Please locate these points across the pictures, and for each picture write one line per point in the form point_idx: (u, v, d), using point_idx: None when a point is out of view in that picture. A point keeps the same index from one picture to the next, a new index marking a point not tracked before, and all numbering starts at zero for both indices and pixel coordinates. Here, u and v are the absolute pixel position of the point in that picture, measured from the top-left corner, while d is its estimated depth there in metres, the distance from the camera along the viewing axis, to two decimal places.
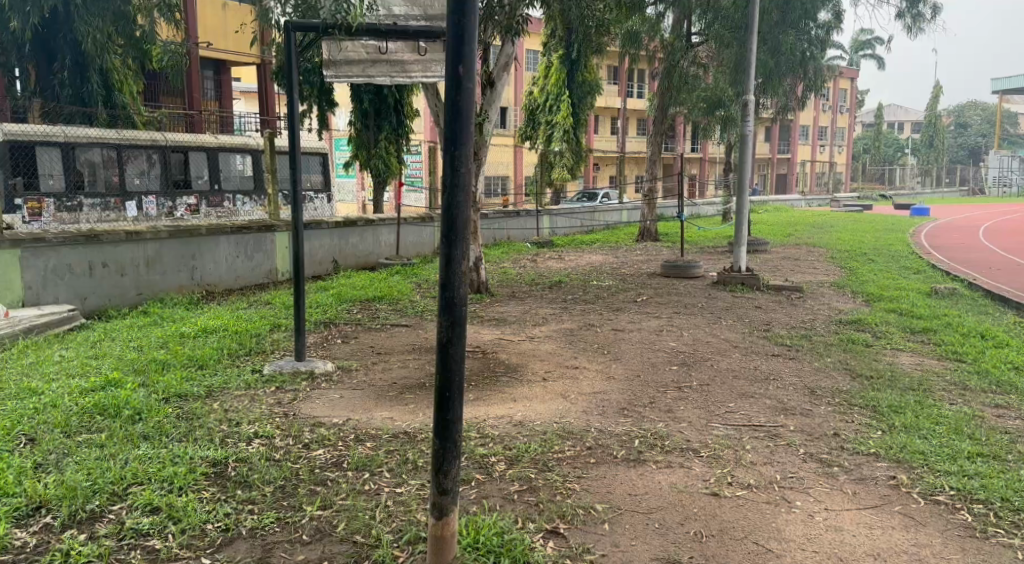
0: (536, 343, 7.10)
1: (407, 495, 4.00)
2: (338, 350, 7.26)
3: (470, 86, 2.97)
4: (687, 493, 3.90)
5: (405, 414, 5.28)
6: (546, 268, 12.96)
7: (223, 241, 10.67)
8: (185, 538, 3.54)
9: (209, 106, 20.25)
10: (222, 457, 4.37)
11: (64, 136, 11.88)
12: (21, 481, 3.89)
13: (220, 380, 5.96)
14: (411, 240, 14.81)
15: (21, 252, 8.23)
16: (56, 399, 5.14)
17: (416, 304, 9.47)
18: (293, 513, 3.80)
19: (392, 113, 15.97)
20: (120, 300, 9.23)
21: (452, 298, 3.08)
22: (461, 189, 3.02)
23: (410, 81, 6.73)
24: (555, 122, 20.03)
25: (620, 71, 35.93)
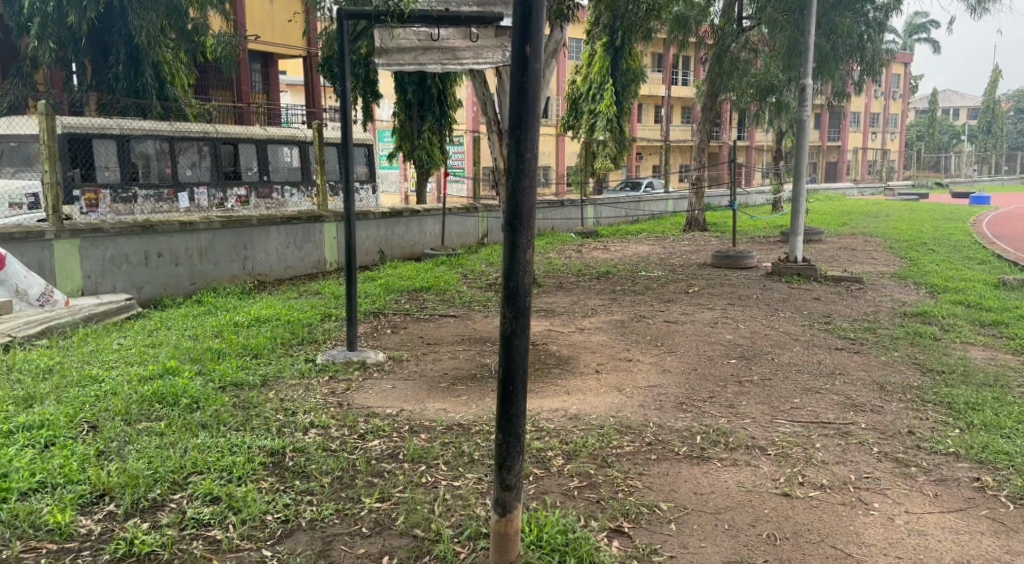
0: (587, 334, 7.00)
1: (465, 488, 3.96)
2: (388, 340, 7.26)
3: (537, 67, 2.88)
4: (756, 493, 3.79)
5: (458, 406, 5.24)
6: (593, 258, 12.82)
7: (274, 232, 10.79)
8: (246, 529, 3.54)
9: (257, 99, 20.52)
10: (280, 447, 4.38)
11: (120, 128, 12.11)
12: (86, 468, 3.95)
13: (275, 369, 6.01)
14: (456, 231, 14.83)
15: (82, 242, 8.41)
16: (117, 387, 5.22)
17: (464, 295, 9.45)
18: (352, 505, 3.79)
19: (436, 104, 16.00)
20: (176, 289, 9.39)
21: (516, 288, 3.01)
22: (526, 175, 2.94)
23: (461, 67, 6.70)
24: (598, 111, 19.94)
25: (665, 59, 35.49)
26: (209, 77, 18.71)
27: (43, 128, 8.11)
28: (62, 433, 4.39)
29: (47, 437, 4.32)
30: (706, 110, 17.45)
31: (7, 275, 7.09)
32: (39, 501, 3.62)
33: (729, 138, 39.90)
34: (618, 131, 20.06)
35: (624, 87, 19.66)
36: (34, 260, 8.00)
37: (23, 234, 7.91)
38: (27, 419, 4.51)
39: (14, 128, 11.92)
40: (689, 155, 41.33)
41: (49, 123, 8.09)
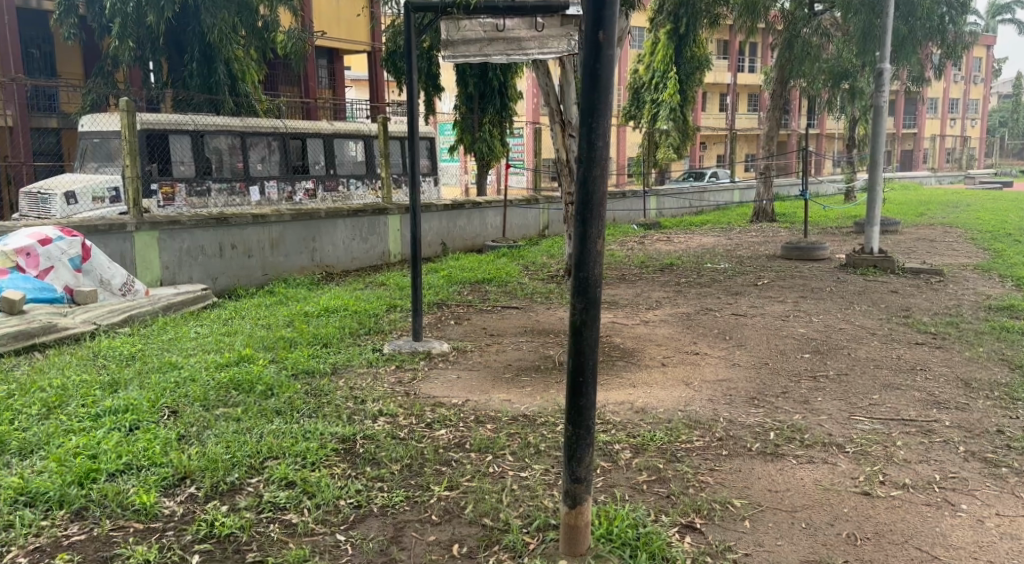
0: (652, 327, 6.91)
1: (532, 480, 3.96)
2: (451, 330, 7.31)
3: (612, 54, 2.84)
4: (834, 491, 3.68)
5: (523, 397, 5.24)
6: (657, 250, 12.66)
7: (341, 224, 10.99)
8: (320, 513, 3.61)
9: (323, 94, 20.88)
10: (351, 434, 4.45)
11: (195, 123, 12.48)
12: (168, 452, 4.09)
13: (344, 357, 6.11)
14: (517, 223, 14.85)
15: (161, 234, 8.70)
16: (195, 374, 5.39)
17: (526, 286, 9.44)
18: (422, 493, 3.83)
19: (497, 96, 16.07)
20: (248, 280, 9.66)
21: (586, 278, 2.98)
22: (598, 163, 2.91)
23: (525, 57, 6.77)
24: (661, 100, 19.64)
25: (731, 46, 34.75)
26: (278, 74, 19.14)
27: (124, 124, 8.41)
28: (145, 417, 4.55)
29: (133, 421, 4.49)
30: (776, 97, 16.98)
31: (93, 266, 7.36)
32: (125, 482, 3.77)
33: (798, 126, 38.85)
34: (682, 121, 19.59)
35: (688, 75, 19.38)
36: (117, 251, 8.30)
37: (107, 227, 8.18)
38: (112, 403, 4.70)
39: (98, 125, 12.42)
40: (756, 144, 40.41)
41: (130, 120, 8.39)
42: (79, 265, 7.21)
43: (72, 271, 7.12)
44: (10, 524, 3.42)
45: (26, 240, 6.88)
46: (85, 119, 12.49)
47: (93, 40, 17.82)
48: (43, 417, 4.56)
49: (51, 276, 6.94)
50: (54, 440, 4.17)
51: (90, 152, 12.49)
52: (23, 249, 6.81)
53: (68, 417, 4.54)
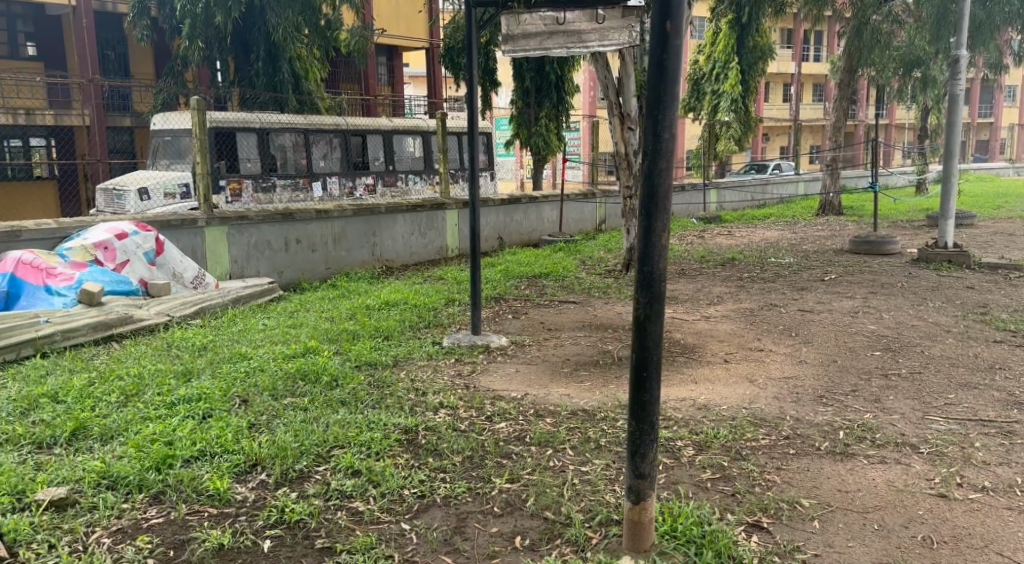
0: (714, 323, 6.80)
1: (594, 474, 3.94)
2: (510, 324, 7.33)
3: (678, 44, 2.80)
4: (908, 492, 3.57)
5: (582, 392, 5.22)
6: (717, 244, 12.45)
7: (401, 219, 11.12)
8: (385, 502, 3.67)
9: (383, 91, 21.15)
10: (413, 425, 4.51)
11: (261, 121, 12.77)
12: (240, 439, 4.20)
13: (404, 350, 6.19)
14: (574, 218, 14.80)
15: (229, 229, 8.94)
16: (264, 364, 5.54)
17: (583, 281, 9.40)
18: (484, 484, 3.86)
19: (554, 90, 15.93)
20: (312, 274, 9.86)
21: (651, 272, 2.94)
22: (663, 155, 2.86)
23: (586, 50, 6.69)
24: (722, 91, 19.34)
25: (796, 35, 33.92)
26: (340, 72, 19.46)
27: (195, 123, 8.66)
28: (217, 406, 4.69)
29: (205, 409, 4.63)
30: (844, 87, 16.52)
31: (167, 260, 7.63)
32: (200, 468, 3.89)
33: (866, 116, 37.73)
34: (743, 112, 19.37)
35: (750, 65, 19.05)
36: (188, 245, 8.55)
37: (179, 222, 8.43)
38: (186, 392, 4.86)
39: (169, 123, 12.82)
40: (821, 136, 39.42)
41: (201, 118, 8.64)
42: (154, 259, 7.48)
43: (147, 265, 7.39)
44: (94, 506, 3.57)
45: (104, 235, 7.17)
46: (157, 118, 12.92)
47: (163, 41, 18.41)
48: (122, 405, 4.74)
49: (127, 269, 7.21)
50: (133, 427, 4.33)
51: (162, 149, 12.92)
52: (102, 244, 7.09)
53: (145, 405, 4.71)
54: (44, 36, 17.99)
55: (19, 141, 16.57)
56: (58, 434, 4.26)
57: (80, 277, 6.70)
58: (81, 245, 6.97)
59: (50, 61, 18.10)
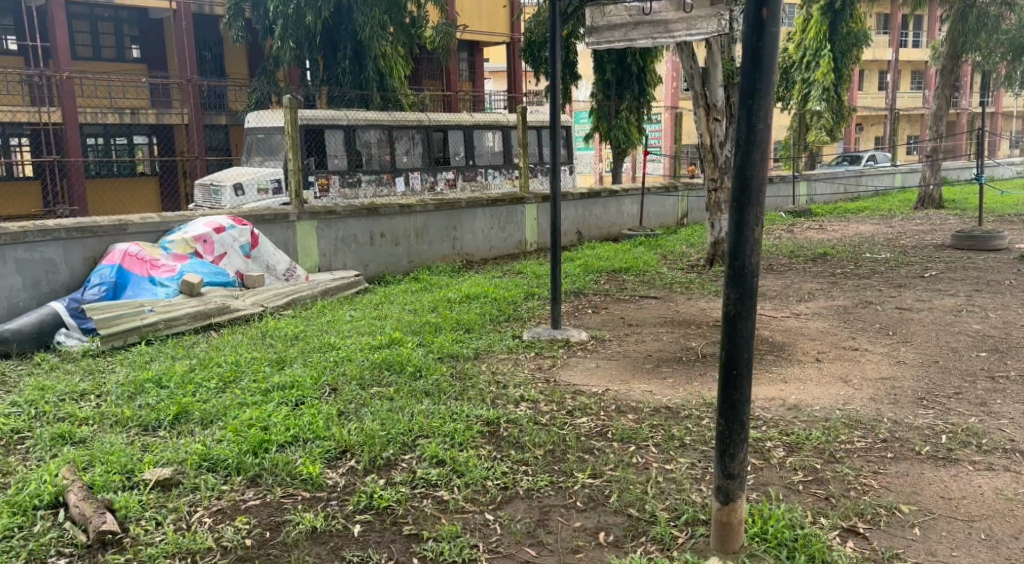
0: (804, 320, 6.59)
1: (678, 473, 3.88)
2: (590, 319, 7.29)
3: (775, 32, 2.71)
4: (1018, 502, 3.38)
5: (665, 389, 5.15)
6: (807, 239, 12.07)
7: (481, 213, 11.20)
8: (470, 492, 3.71)
9: (464, 86, 21.36)
10: (495, 418, 4.54)
11: (348, 118, 13.07)
12: (330, 426, 4.33)
13: (485, 343, 6.24)
14: (655, 212, 14.61)
15: (319, 223, 9.19)
16: (351, 354, 5.68)
17: (665, 276, 9.25)
18: (566, 478, 3.85)
19: (636, 82, 15.76)
20: (395, 267, 10.04)
21: (742, 268, 2.86)
22: (757, 146, 2.79)
23: (672, 40, 6.52)
24: (813, 80, 18.58)
25: (894, 20, 32.53)
26: (423, 69, 19.74)
27: (288, 121, 8.93)
28: (309, 393, 4.84)
29: (298, 396, 4.78)
30: (947, 73, 15.69)
31: (261, 253, 7.93)
32: (294, 453, 4.02)
33: (970, 104, 35.82)
34: (836, 101, 18.55)
35: (843, 53, 18.31)
36: (281, 239, 8.83)
37: (273, 216, 8.71)
38: (280, 379, 5.03)
39: (263, 122, 13.26)
40: (920, 126, 37.62)
41: (293, 116, 8.91)
42: (249, 252, 7.79)
43: (242, 257, 7.70)
44: (196, 486, 3.73)
45: (203, 228, 7.49)
46: (250, 116, 13.37)
47: (257, 41, 19.11)
48: (220, 390, 4.94)
49: (224, 261, 7.53)
50: (230, 412, 4.51)
51: (254, 147, 13.38)
52: (201, 237, 7.41)
53: (242, 391, 4.90)
54: (148, 40, 18.94)
55: (125, 139, 17.54)
56: (162, 418, 4.48)
57: (181, 269, 7.01)
58: (182, 237, 7.32)
59: (152, 64, 19.04)
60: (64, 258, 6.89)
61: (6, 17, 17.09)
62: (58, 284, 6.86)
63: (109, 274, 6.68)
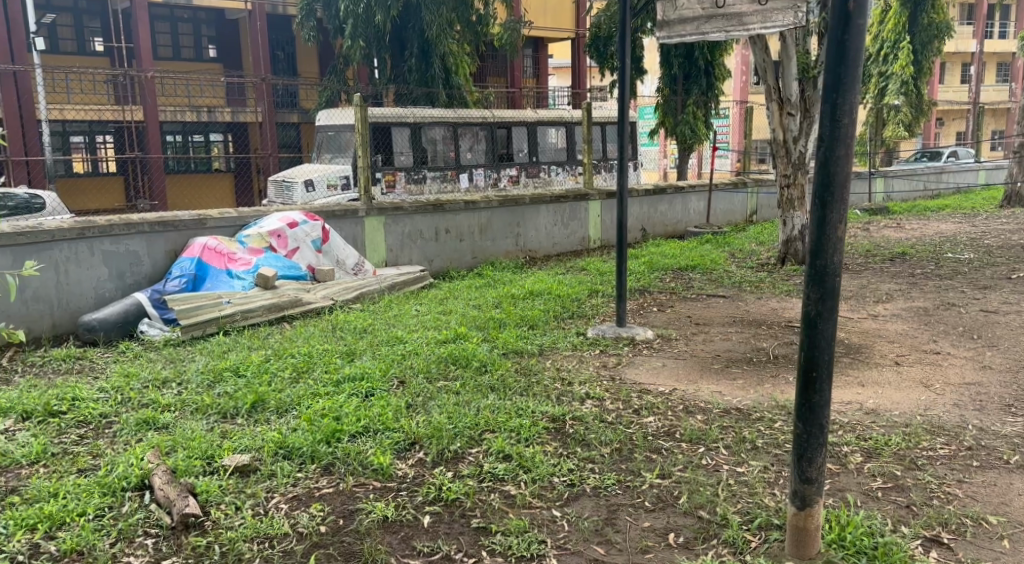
0: (883, 322, 6.37)
1: (750, 476, 3.80)
2: (655, 317, 7.22)
3: (862, 23, 2.62)
4: None
5: (734, 390, 5.06)
6: (884, 237, 11.67)
7: (545, 210, 11.19)
8: (536, 488, 3.71)
9: (528, 83, 21.38)
10: (561, 414, 4.53)
11: (414, 116, 13.20)
12: (399, 418, 4.40)
13: (550, 339, 6.23)
14: (723, 209, 14.34)
15: (386, 219, 9.32)
16: (418, 348, 5.76)
17: (734, 275, 9.08)
18: (634, 478, 3.82)
19: (703, 76, 15.51)
20: (459, 263, 10.12)
21: (824, 267, 2.79)
22: (842, 141, 2.70)
23: (747, 34, 6.37)
24: (890, 73, 17.98)
25: (978, 10, 31.22)
26: (488, 66, 19.83)
27: (357, 118, 9.08)
28: (378, 385, 4.92)
29: (368, 388, 4.87)
30: None
31: (331, 247, 8.10)
32: (365, 443, 4.10)
33: None
34: (915, 94, 17.92)
35: (923, 44, 17.68)
36: (350, 234, 8.98)
37: (343, 212, 8.88)
38: (351, 370, 5.13)
39: (333, 120, 13.50)
40: (1005, 121, 36.00)
41: (362, 114, 9.07)
42: (320, 246, 7.96)
43: (314, 252, 7.87)
44: (272, 473, 3.83)
45: (277, 223, 7.68)
46: (321, 114, 13.62)
47: (328, 40, 19.54)
48: (294, 380, 5.08)
49: (297, 256, 7.71)
50: (305, 402, 4.63)
51: (324, 144, 13.64)
52: (275, 231, 7.60)
53: (314, 381, 5.02)
54: (225, 41, 19.55)
55: (201, 137, 18.18)
56: (240, 405, 4.62)
57: (256, 263, 7.22)
58: (258, 232, 7.51)
59: (228, 63, 19.62)
60: (147, 252, 7.16)
61: (93, 19, 17.86)
62: (141, 276, 7.13)
63: (189, 267, 6.91)
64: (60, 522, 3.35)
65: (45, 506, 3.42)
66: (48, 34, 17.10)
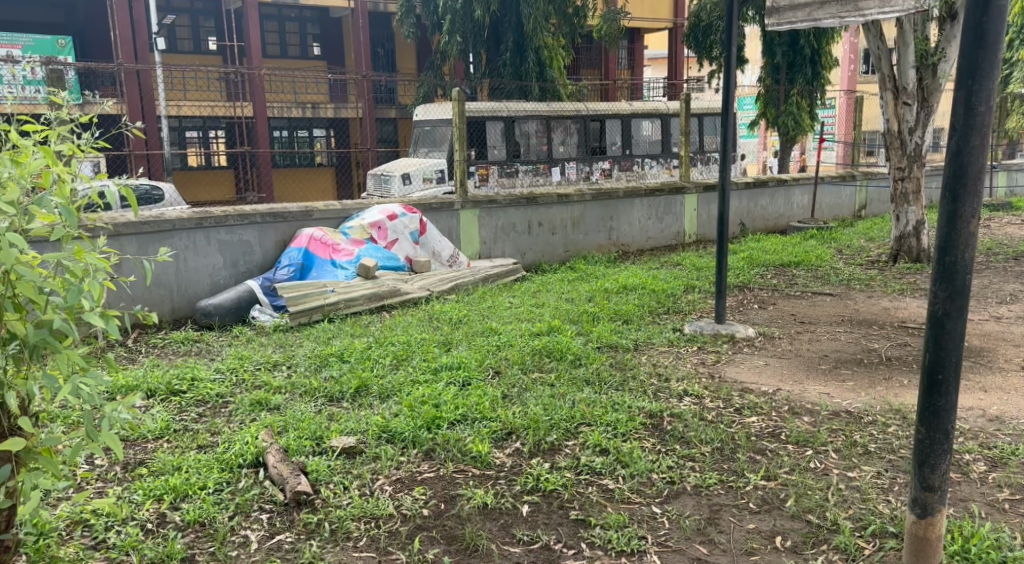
0: (1007, 325, 5.98)
1: (862, 481, 3.65)
2: (757, 315, 7.00)
3: (1003, 4, 2.47)
4: None
5: (843, 392, 4.86)
6: (1009, 234, 10.94)
7: (639, 203, 11.05)
8: (635, 483, 3.67)
9: (623, 75, 21.12)
10: (658, 410, 4.47)
11: (508, 110, 13.22)
12: (496, 408, 4.44)
13: (645, 334, 6.14)
14: (828, 202, 13.82)
15: (480, 212, 9.40)
16: (513, 340, 5.79)
17: (841, 272, 8.73)
18: (737, 478, 3.72)
19: (809, 64, 14.96)
20: (551, 256, 10.12)
21: (953, 263, 2.63)
22: (977, 130, 2.54)
23: (865, 18, 5.93)
24: (1016, 59, 16.85)
25: None
26: (582, 59, 19.74)
27: (455, 113, 9.19)
28: (474, 375, 4.98)
29: (464, 377, 4.93)
30: None
31: (427, 239, 8.22)
32: (463, 431, 4.16)
33: None
34: None
35: None
36: (445, 226, 9.11)
37: (439, 205, 9.01)
38: (448, 359, 5.22)
39: (430, 115, 13.73)
40: None
41: (460, 108, 9.16)
42: (417, 238, 8.10)
43: (412, 244, 8.03)
44: (377, 456, 3.94)
45: (378, 215, 7.87)
46: (419, 109, 13.87)
47: (427, 36, 19.90)
48: (395, 367, 5.20)
49: (396, 247, 7.90)
50: (405, 388, 4.74)
51: (421, 139, 13.87)
52: (376, 223, 7.79)
53: (413, 369, 5.14)
54: (328, 38, 20.17)
55: (306, 132, 18.83)
56: (345, 390, 4.77)
57: (359, 254, 7.44)
58: (360, 224, 7.73)
59: (331, 60, 20.24)
60: (258, 241, 7.47)
61: (208, 19, 18.77)
62: (253, 264, 7.45)
63: (297, 257, 7.19)
64: (183, 494, 3.54)
65: (170, 478, 3.62)
66: (167, 35, 18.07)
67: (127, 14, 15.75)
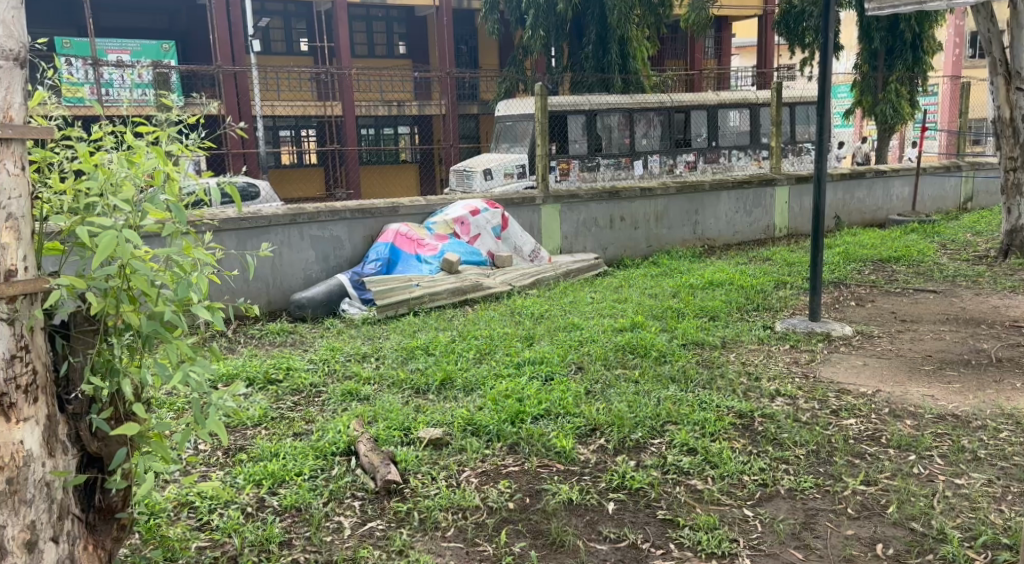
0: None
1: (972, 489, 3.46)
2: (853, 313, 6.73)
3: None
4: None
5: (949, 394, 4.62)
6: None
7: (725, 197, 10.79)
8: (725, 484, 3.59)
9: (709, 65, 20.70)
10: (749, 410, 4.35)
11: (589, 104, 13.08)
12: (580, 404, 4.42)
13: (734, 332, 5.99)
14: (931, 194, 13.16)
15: (562, 207, 9.36)
16: (596, 335, 5.75)
17: (946, 268, 8.29)
18: (834, 482, 3.59)
19: (909, 49, 14.23)
20: (634, 251, 10.00)
21: None
22: None
23: None
24: None
25: None
26: (667, 49, 19.47)
27: (537, 108, 9.17)
28: (557, 370, 4.97)
29: (547, 371, 4.94)
30: None
31: (509, 234, 8.24)
32: (547, 426, 4.15)
33: None
34: None
35: None
36: (527, 221, 9.12)
37: (521, 200, 9.02)
38: (531, 354, 5.23)
39: (512, 110, 13.75)
40: None
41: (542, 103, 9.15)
42: (500, 233, 8.14)
43: (494, 238, 8.07)
44: (463, 448, 3.98)
45: (461, 210, 7.94)
46: (501, 105, 13.93)
47: (510, 32, 19.99)
48: (479, 361, 5.24)
49: (479, 242, 7.96)
50: (489, 382, 4.77)
51: (503, 133, 13.85)
52: (460, 219, 7.86)
53: (498, 362, 5.18)
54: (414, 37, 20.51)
55: (391, 129, 19.19)
56: (431, 382, 4.84)
57: (443, 248, 7.53)
58: (444, 219, 7.81)
59: (417, 57, 20.55)
60: (348, 236, 7.65)
61: (300, 21, 19.37)
62: (343, 258, 7.64)
63: (384, 252, 7.35)
64: (281, 479, 3.66)
65: (268, 464, 3.75)
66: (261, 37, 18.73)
67: (224, 19, 16.40)
